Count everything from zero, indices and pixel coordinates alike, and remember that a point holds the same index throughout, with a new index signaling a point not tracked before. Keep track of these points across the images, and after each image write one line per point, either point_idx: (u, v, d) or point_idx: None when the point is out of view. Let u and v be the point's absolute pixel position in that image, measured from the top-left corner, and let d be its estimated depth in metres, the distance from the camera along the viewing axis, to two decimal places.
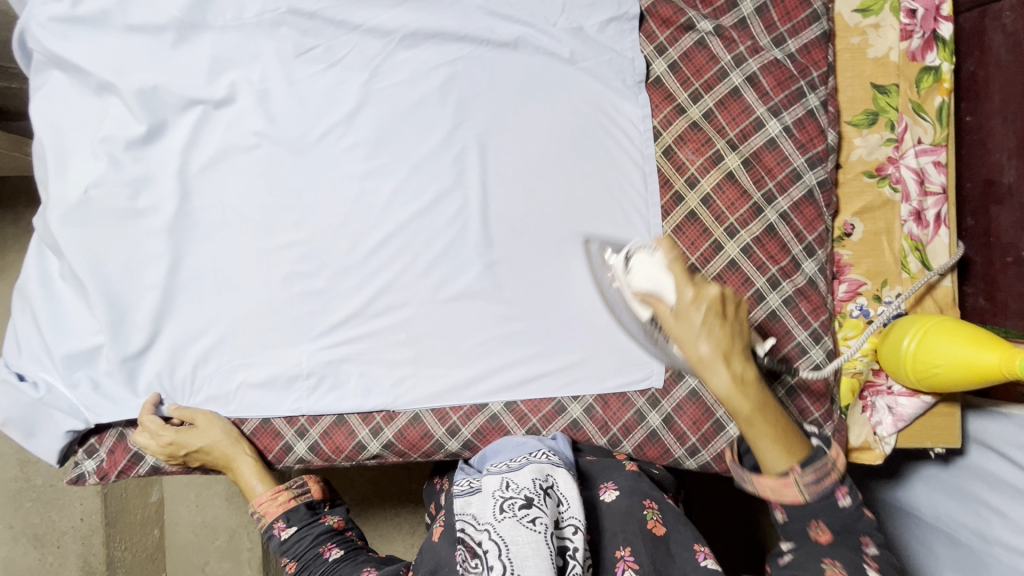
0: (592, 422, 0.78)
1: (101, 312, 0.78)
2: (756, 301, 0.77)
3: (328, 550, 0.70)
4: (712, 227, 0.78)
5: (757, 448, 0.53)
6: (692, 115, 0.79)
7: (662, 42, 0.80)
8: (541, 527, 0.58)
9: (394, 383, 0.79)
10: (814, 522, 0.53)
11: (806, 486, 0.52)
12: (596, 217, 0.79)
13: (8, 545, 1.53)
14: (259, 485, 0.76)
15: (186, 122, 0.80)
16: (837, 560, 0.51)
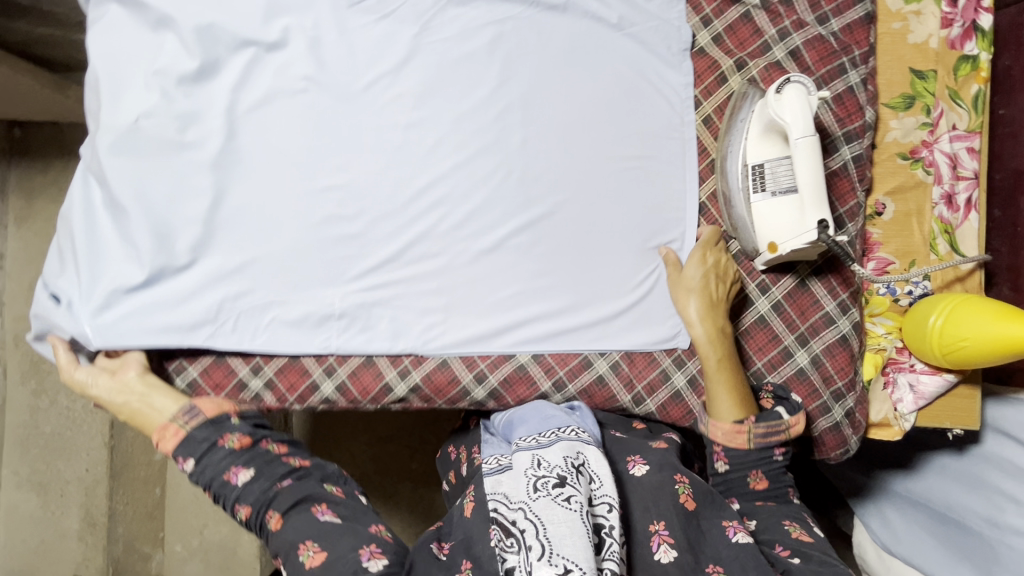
0: (617, 378, 0.79)
1: (142, 241, 0.79)
2: (786, 271, 0.78)
3: (239, 470, 0.69)
4: None
5: (713, 391, 0.72)
6: (733, 84, 0.81)
7: (708, 14, 0.82)
8: (576, 505, 0.59)
9: (426, 330, 0.80)
10: (754, 472, 0.70)
11: (755, 435, 0.70)
12: (633, 183, 0.81)
13: (11, 491, 1.53)
14: (161, 417, 0.74)
15: (238, 62, 0.82)
16: (793, 520, 0.67)
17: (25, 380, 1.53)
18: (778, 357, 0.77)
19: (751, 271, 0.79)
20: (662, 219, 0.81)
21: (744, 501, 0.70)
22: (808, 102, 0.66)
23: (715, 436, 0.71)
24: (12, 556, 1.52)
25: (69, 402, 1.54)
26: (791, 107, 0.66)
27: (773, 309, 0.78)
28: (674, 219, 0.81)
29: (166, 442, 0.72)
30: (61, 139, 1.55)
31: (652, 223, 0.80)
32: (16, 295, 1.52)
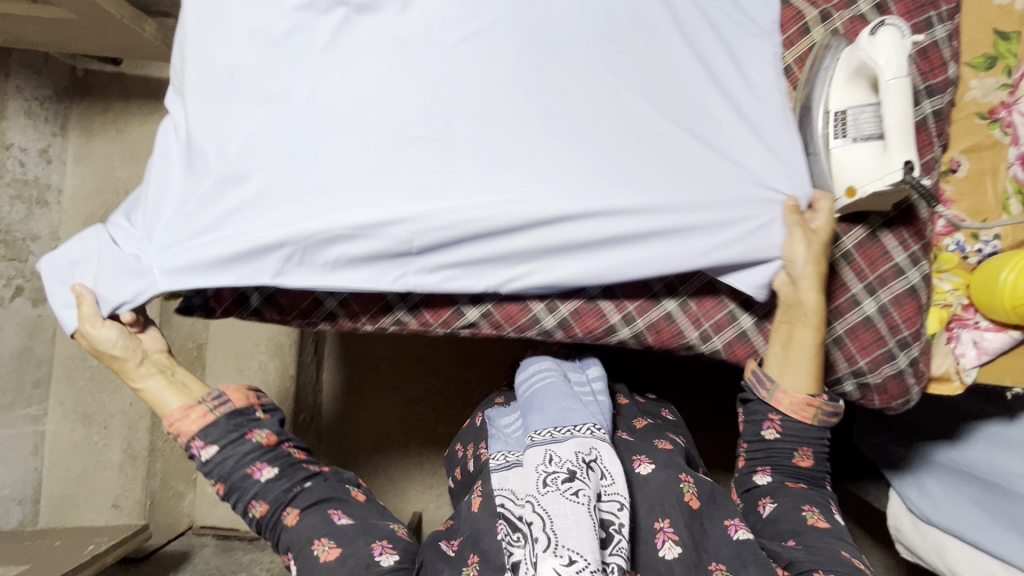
0: (685, 316, 0.84)
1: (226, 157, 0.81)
2: (857, 221, 0.80)
3: (260, 469, 0.77)
4: None
5: (799, 366, 0.78)
6: (816, 36, 0.82)
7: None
8: (584, 498, 0.67)
9: (494, 271, 0.80)
10: (803, 450, 0.81)
11: (821, 412, 0.79)
12: (727, 128, 0.79)
13: (56, 421, 1.58)
14: (173, 404, 0.82)
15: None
16: (813, 505, 0.78)
17: None
18: (845, 306, 0.80)
19: None
20: (760, 167, 0.78)
21: (778, 476, 0.81)
22: (903, 46, 0.67)
23: (779, 404, 0.79)
24: (52, 483, 1.56)
25: None
26: (886, 51, 0.68)
27: (843, 257, 0.80)
28: (773, 167, 0.78)
29: (183, 435, 0.78)
30: (122, 83, 1.61)
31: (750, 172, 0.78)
32: (72, 230, 1.58)
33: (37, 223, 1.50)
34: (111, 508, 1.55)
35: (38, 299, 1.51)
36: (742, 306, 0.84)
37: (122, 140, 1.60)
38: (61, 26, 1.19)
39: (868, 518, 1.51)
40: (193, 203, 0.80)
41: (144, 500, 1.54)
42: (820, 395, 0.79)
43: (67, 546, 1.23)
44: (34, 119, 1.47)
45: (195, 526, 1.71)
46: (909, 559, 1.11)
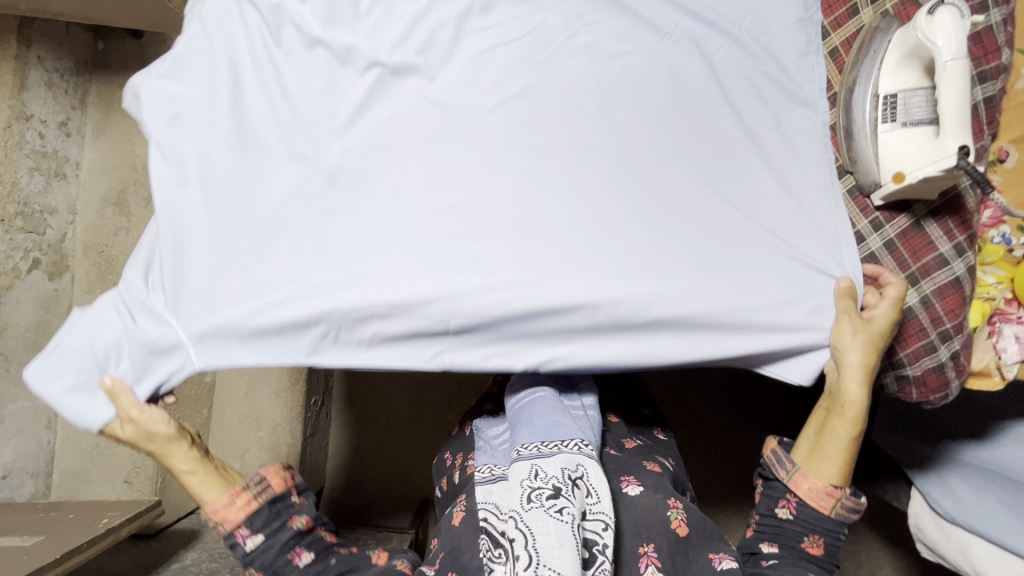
0: None
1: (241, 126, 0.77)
2: (902, 209, 0.78)
3: (295, 555, 0.76)
4: (857, 218, 0.80)
5: (828, 454, 0.76)
6: (864, 19, 0.80)
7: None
8: (568, 516, 0.63)
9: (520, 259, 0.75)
10: (813, 535, 0.75)
11: (840, 506, 0.75)
12: (764, 192, 0.79)
13: None
14: (208, 493, 0.76)
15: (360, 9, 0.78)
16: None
17: (90, 288, 1.57)
18: None
19: (865, 207, 0.80)
20: (794, 234, 0.78)
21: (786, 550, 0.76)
22: (961, 25, 0.65)
23: (797, 486, 0.76)
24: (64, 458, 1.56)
25: None
26: (944, 30, 0.66)
27: (884, 246, 0.79)
28: (809, 236, 0.78)
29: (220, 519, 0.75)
30: (143, 58, 1.59)
31: (784, 239, 0.78)
32: (89, 205, 1.57)
33: (55, 196, 1.49)
34: (122, 484, 1.53)
35: (55, 273, 1.51)
36: None
37: None
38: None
39: (878, 516, 1.51)
40: (220, 211, 0.77)
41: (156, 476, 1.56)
42: (843, 488, 0.76)
43: (81, 519, 1.23)
44: (55, 91, 1.47)
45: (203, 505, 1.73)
46: (930, 558, 1.09)
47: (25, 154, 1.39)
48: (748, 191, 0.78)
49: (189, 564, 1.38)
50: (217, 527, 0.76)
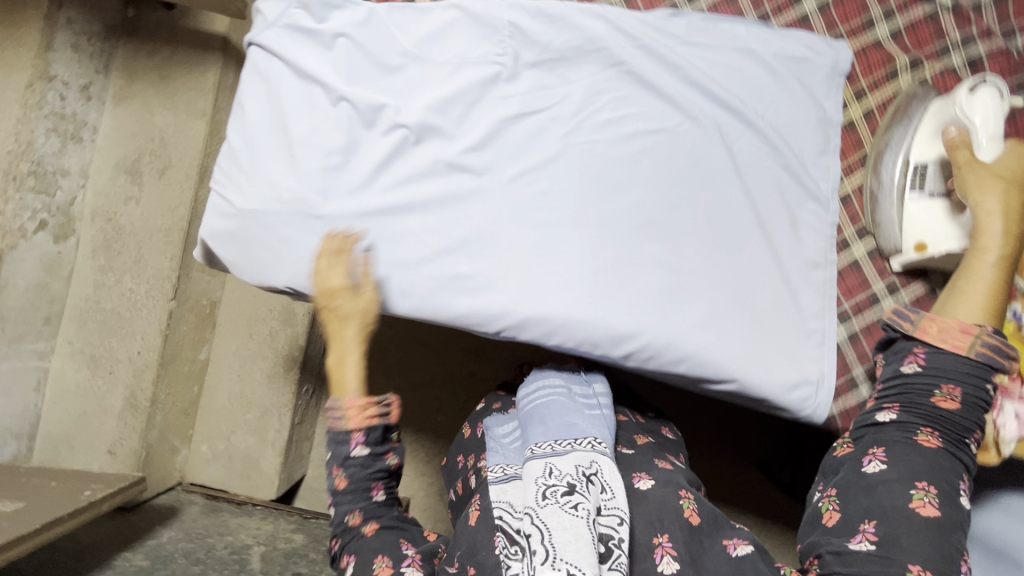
0: (852, 348, 0.80)
1: (287, 136, 0.81)
2: (917, 276, 0.78)
3: (376, 490, 0.75)
4: (872, 280, 0.80)
5: (968, 293, 0.66)
6: (902, 82, 0.79)
7: (841, 33, 0.82)
8: (582, 512, 0.64)
9: (530, 286, 0.80)
10: (945, 387, 0.63)
11: (980, 344, 0.63)
12: (771, 289, 0.79)
13: (63, 359, 1.57)
14: (355, 390, 0.74)
15: (391, 59, 0.82)
16: (932, 487, 0.58)
17: (95, 254, 1.56)
18: None
19: (882, 270, 0.80)
20: (793, 336, 0.79)
21: (908, 418, 0.64)
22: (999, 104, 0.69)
23: (925, 333, 0.66)
24: (51, 422, 1.56)
25: (133, 284, 1.56)
26: (983, 108, 0.69)
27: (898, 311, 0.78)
28: (807, 340, 0.79)
29: (345, 413, 0.73)
30: (171, 28, 1.56)
31: (786, 342, 0.79)
32: (102, 170, 1.57)
33: (68, 159, 1.48)
34: (105, 454, 1.54)
35: (60, 235, 1.51)
36: (864, 374, 0.79)
37: (164, 86, 1.56)
38: None
39: None
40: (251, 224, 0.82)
41: (140, 450, 1.54)
42: (985, 326, 0.64)
43: (65, 489, 1.22)
44: (80, 53, 1.45)
45: (185, 482, 1.73)
46: None
47: (43, 115, 1.38)
48: (753, 288, 0.79)
49: (165, 542, 1.37)
50: (336, 422, 0.73)
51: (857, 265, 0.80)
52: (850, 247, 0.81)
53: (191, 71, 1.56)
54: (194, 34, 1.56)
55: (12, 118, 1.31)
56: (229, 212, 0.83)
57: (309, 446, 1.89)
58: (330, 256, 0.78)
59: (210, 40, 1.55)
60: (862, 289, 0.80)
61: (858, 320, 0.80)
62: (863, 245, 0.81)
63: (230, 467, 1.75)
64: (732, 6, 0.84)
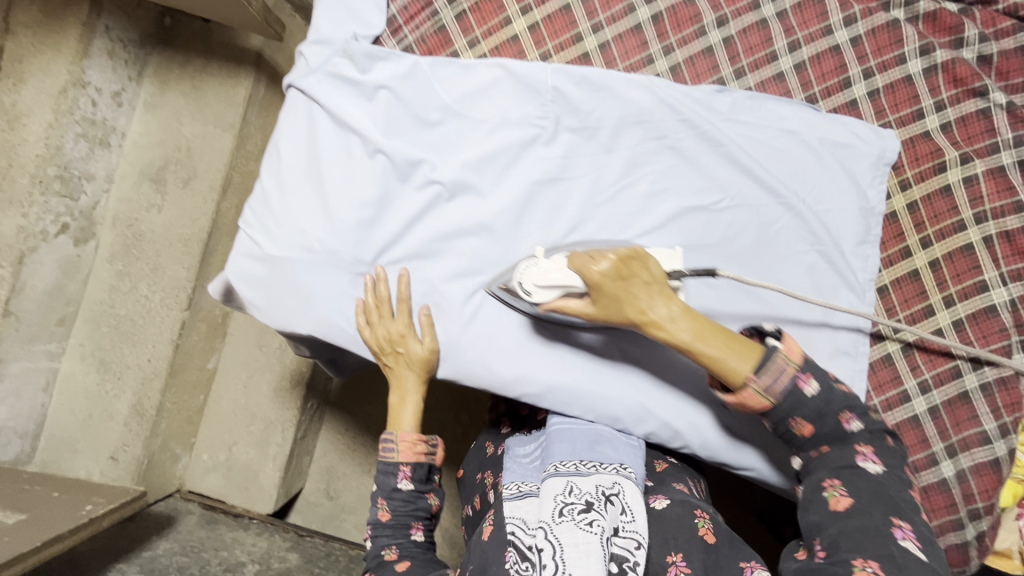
0: (932, 423, 0.76)
1: (320, 185, 0.81)
2: (952, 375, 0.76)
3: (414, 529, 0.81)
4: (904, 376, 0.77)
5: (718, 357, 0.65)
6: (950, 177, 0.77)
7: (890, 121, 0.79)
8: (597, 529, 0.59)
9: (553, 356, 0.79)
10: (794, 420, 0.66)
11: (764, 388, 0.65)
12: None
13: (73, 361, 1.57)
14: (411, 425, 0.83)
15: (429, 116, 0.81)
16: (837, 480, 0.63)
17: (112, 259, 1.56)
18: (922, 462, 0.76)
19: (915, 367, 0.77)
20: None
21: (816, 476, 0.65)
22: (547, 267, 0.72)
23: (737, 409, 0.68)
24: (55, 422, 1.56)
25: (148, 291, 1.56)
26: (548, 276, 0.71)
27: (929, 411, 0.76)
28: None
29: (398, 450, 0.82)
30: (206, 39, 1.57)
31: None
32: (127, 176, 1.57)
33: (95, 163, 1.49)
34: (107, 459, 1.53)
35: (81, 239, 1.51)
36: None
37: (195, 97, 1.56)
38: None
39: None
40: (276, 269, 0.81)
41: (142, 458, 1.53)
42: (750, 376, 0.65)
43: (69, 499, 1.22)
44: (115, 61, 1.46)
45: (183, 490, 1.72)
46: None
47: (74, 121, 1.38)
48: None
49: (160, 556, 1.36)
50: (389, 454, 0.82)
51: (890, 360, 0.78)
52: (884, 341, 0.79)
53: (222, 83, 1.56)
54: (229, 46, 1.56)
55: (44, 122, 1.32)
56: (257, 255, 0.82)
57: (308, 459, 1.88)
58: (380, 299, 0.79)
59: (243, 54, 1.55)
60: (893, 386, 0.77)
61: (888, 418, 0.78)
62: (898, 339, 0.78)
63: (229, 478, 1.74)
64: (781, 85, 0.81)
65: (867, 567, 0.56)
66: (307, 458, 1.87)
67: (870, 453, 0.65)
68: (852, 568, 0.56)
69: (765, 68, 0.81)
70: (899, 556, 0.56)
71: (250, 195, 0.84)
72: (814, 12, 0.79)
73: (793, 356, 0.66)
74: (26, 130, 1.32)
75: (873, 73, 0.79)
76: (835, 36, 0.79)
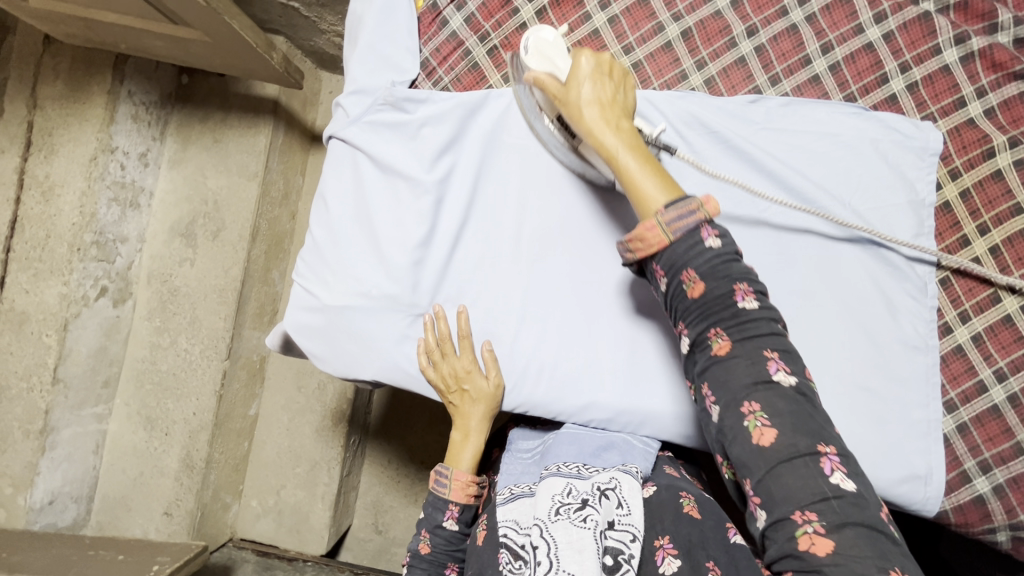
0: (1013, 411, 0.75)
1: (371, 232, 0.82)
2: None
3: (448, 569, 0.82)
4: (978, 366, 0.76)
5: (636, 175, 0.60)
6: (1000, 162, 0.77)
7: (932, 113, 0.79)
8: (592, 524, 0.60)
9: (619, 378, 0.79)
10: (686, 275, 0.56)
11: (668, 223, 0.56)
12: (869, 372, 0.77)
13: (120, 421, 1.59)
14: (467, 465, 0.85)
15: (471, 151, 0.82)
16: (756, 404, 0.53)
17: (151, 316, 1.59)
18: (1009, 452, 0.74)
19: (988, 356, 0.76)
20: (896, 426, 0.75)
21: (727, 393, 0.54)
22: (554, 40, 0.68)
23: (641, 248, 0.58)
24: (108, 483, 1.57)
25: (187, 345, 1.57)
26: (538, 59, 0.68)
27: (1008, 400, 0.75)
28: (912, 428, 0.76)
29: (450, 487, 0.83)
30: (223, 92, 1.59)
31: (890, 432, 0.75)
32: (158, 234, 1.60)
33: (128, 225, 1.52)
34: (161, 515, 1.54)
35: (119, 300, 1.54)
36: (979, 467, 0.75)
37: (217, 150, 1.59)
38: (192, 44, 1.22)
39: None
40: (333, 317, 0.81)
41: (195, 511, 1.53)
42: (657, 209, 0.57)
43: (134, 560, 1.23)
44: (139, 123, 1.49)
45: (236, 538, 1.73)
46: None
47: (106, 185, 1.41)
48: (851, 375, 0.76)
49: None
50: (440, 489, 0.84)
51: (962, 351, 0.77)
52: (952, 332, 0.78)
53: (242, 132, 1.59)
54: (245, 97, 1.59)
55: (77, 190, 1.35)
56: (315, 306, 0.83)
57: (353, 495, 1.85)
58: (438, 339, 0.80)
59: (260, 104, 1.58)
60: (968, 376, 0.76)
61: (967, 410, 0.76)
62: (967, 330, 0.77)
63: (280, 523, 1.73)
64: (818, 87, 0.81)
65: (807, 526, 0.49)
66: (353, 495, 1.86)
67: (779, 358, 0.54)
68: (795, 532, 0.50)
69: (800, 72, 0.81)
70: (834, 497, 0.49)
71: (301, 247, 0.85)
72: (843, 13, 0.80)
73: (710, 208, 0.57)
74: (60, 200, 1.35)
75: (909, 67, 0.79)
76: (867, 34, 0.79)
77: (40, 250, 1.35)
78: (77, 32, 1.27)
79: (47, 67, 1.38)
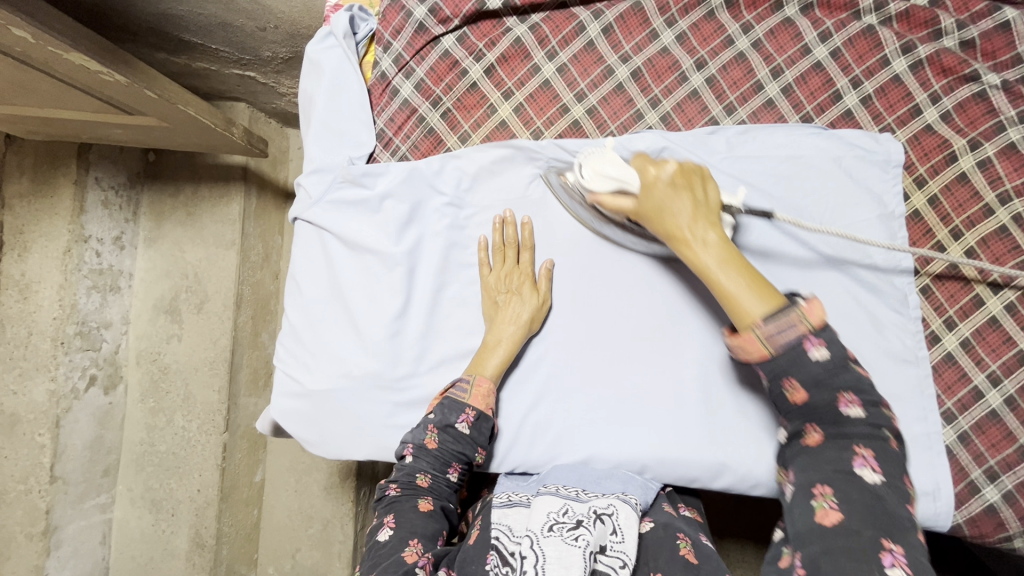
0: (1013, 415, 0.74)
1: (346, 310, 0.82)
2: (1020, 361, 0.74)
3: (451, 470, 0.72)
4: (971, 372, 0.76)
5: (733, 291, 0.58)
6: (963, 165, 0.77)
7: (888, 124, 0.79)
8: (583, 543, 0.59)
9: (613, 427, 0.78)
10: (790, 381, 0.56)
11: (767, 337, 0.55)
12: None
13: (126, 507, 1.56)
14: (492, 371, 0.75)
15: (436, 219, 0.82)
16: (828, 487, 0.53)
17: (144, 398, 1.57)
18: (1015, 457, 0.73)
19: (979, 361, 0.75)
20: None
21: (804, 476, 0.55)
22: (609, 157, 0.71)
23: (748, 353, 0.57)
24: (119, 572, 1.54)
25: (184, 422, 1.55)
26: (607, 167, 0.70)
27: (1006, 404, 0.74)
28: (913, 443, 0.74)
29: (470, 393, 0.74)
30: (192, 165, 1.59)
31: None
32: (142, 313, 1.59)
33: (110, 310, 1.51)
34: None
35: (110, 386, 1.52)
36: (986, 475, 0.74)
37: (191, 224, 1.58)
38: (150, 129, 1.21)
39: None
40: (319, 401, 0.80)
41: None
42: (756, 320, 0.56)
43: None
44: (110, 208, 1.49)
45: None
46: None
47: (83, 275, 1.40)
48: None
49: None
50: (457, 388, 0.74)
51: (952, 359, 0.77)
52: (940, 341, 0.77)
53: (214, 202, 1.58)
54: (215, 167, 1.58)
55: (55, 285, 1.34)
56: (299, 391, 0.82)
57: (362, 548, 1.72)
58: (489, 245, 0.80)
59: (230, 171, 1.58)
60: (962, 385, 0.76)
61: (966, 418, 0.75)
62: (955, 336, 0.77)
63: None
64: (773, 111, 0.81)
65: None
66: None
67: (870, 457, 0.53)
68: None
69: (753, 99, 0.81)
70: None
71: (280, 332, 0.85)
72: (787, 35, 0.80)
73: (815, 317, 0.55)
74: (38, 297, 1.35)
75: (861, 81, 0.79)
76: (814, 53, 0.80)
77: (24, 349, 1.34)
78: (35, 129, 1.26)
79: (12, 166, 1.39)
